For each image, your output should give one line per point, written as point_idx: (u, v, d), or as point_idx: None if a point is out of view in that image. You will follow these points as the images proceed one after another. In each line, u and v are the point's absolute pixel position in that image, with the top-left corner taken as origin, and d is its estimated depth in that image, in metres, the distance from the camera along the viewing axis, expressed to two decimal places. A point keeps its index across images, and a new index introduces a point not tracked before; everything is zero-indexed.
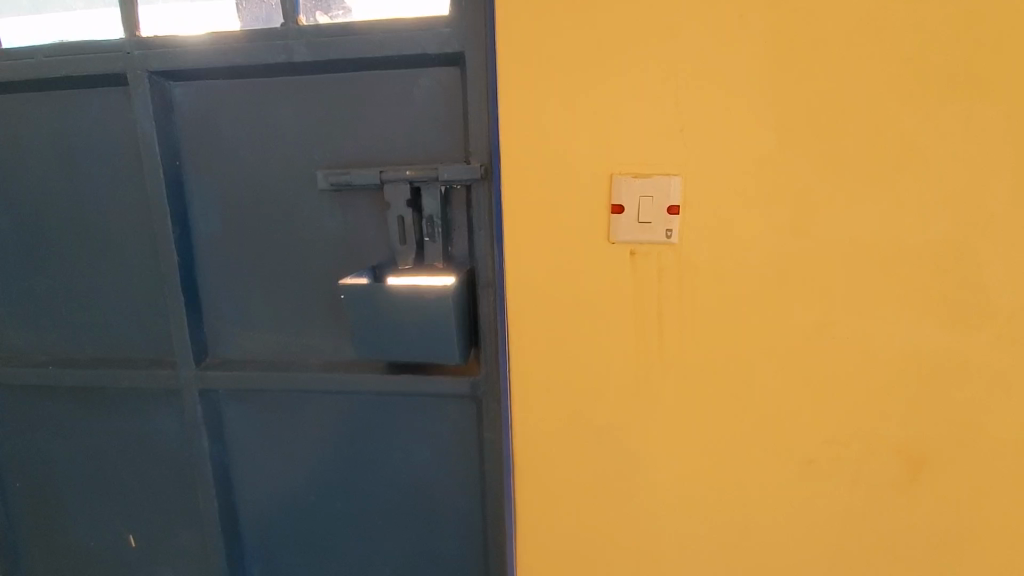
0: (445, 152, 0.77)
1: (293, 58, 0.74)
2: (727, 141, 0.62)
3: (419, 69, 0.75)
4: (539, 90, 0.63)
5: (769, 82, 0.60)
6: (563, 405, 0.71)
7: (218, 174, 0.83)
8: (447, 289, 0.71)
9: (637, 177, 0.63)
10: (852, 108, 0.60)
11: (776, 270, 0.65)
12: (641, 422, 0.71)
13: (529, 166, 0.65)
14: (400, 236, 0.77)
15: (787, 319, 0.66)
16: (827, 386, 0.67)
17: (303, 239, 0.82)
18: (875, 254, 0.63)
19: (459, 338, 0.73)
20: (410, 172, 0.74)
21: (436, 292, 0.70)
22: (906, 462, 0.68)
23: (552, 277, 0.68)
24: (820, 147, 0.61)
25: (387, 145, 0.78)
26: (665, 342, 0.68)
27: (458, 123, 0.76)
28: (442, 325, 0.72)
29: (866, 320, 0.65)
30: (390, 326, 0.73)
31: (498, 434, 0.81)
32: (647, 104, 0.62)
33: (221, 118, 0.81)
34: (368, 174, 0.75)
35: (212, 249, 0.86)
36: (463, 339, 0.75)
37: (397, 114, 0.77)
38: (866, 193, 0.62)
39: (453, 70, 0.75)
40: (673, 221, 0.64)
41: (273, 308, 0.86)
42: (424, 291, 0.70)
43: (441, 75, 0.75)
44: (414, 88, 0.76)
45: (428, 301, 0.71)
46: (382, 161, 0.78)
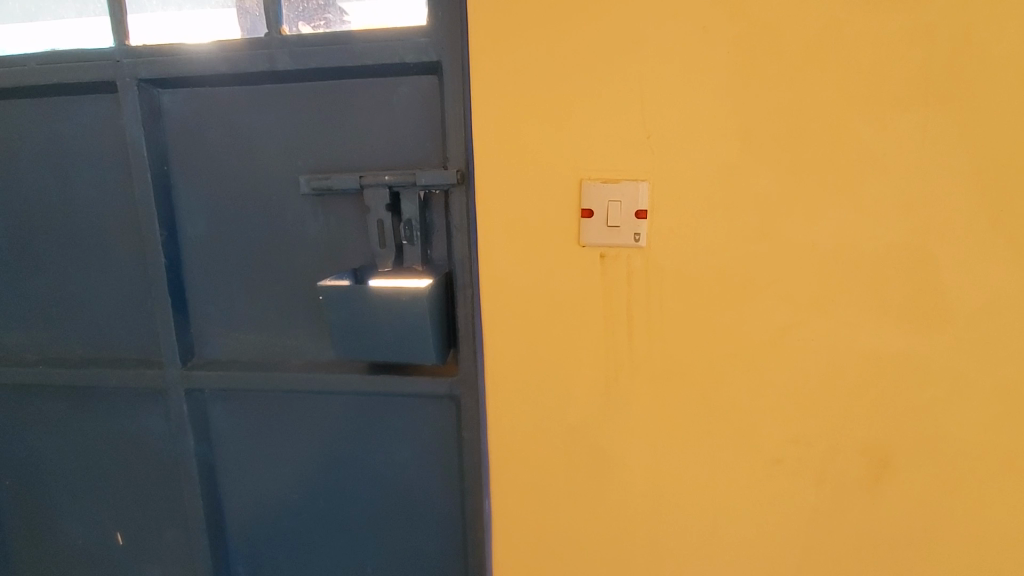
0: (424, 158, 0.79)
1: (276, 66, 0.76)
2: (692, 148, 0.64)
3: (399, 78, 0.77)
4: (511, 99, 0.65)
5: (731, 92, 0.62)
6: (537, 405, 0.73)
7: (205, 179, 0.85)
8: (423, 290, 0.72)
9: (606, 182, 0.65)
10: (811, 116, 0.62)
11: (741, 273, 0.67)
12: (613, 421, 0.73)
13: (503, 172, 0.67)
14: (380, 239, 0.78)
15: (753, 321, 0.68)
16: (793, 388, 0.69)
17: (287, 243, 0.84)
18: (836, 259, 0.65)
19: (436, 338, 0.75)
20: (388, 177, 0.77)
21: (412, 292, 0.72)
22: (871, 462, 0.70)
23: (524, 280, 0.70)
24: (781, 154, 0.63)
25: (368, 152, 0.80)
26: (635, 344, 0.70)
27: (436, 130, 0.78)
28: (418, 325, 0.74)
29: (830, 323, 0.67)
30: (368, 326, 0.74)
31: (476, 433, 0.83)
32: (614, 113, 0.64)
33: (207, 125, 0.84)
34: (348, 179, 0.78)
35: (198, 252, 0.88)
36: (439, 340, 0.76)
37: (377, 121, 0.79)
38: (827, 200, 0.64)
39: (431, 78, 0.77)
40: (641, 225, 0.66)
41: (257, 310, 0.88)
42: (399, 292, 0.72)
43: (420, 83, 0.77)
44: (393, 96, 0.78)
45: (404, 302, 0.73)
46: (363, 166, 0.81)
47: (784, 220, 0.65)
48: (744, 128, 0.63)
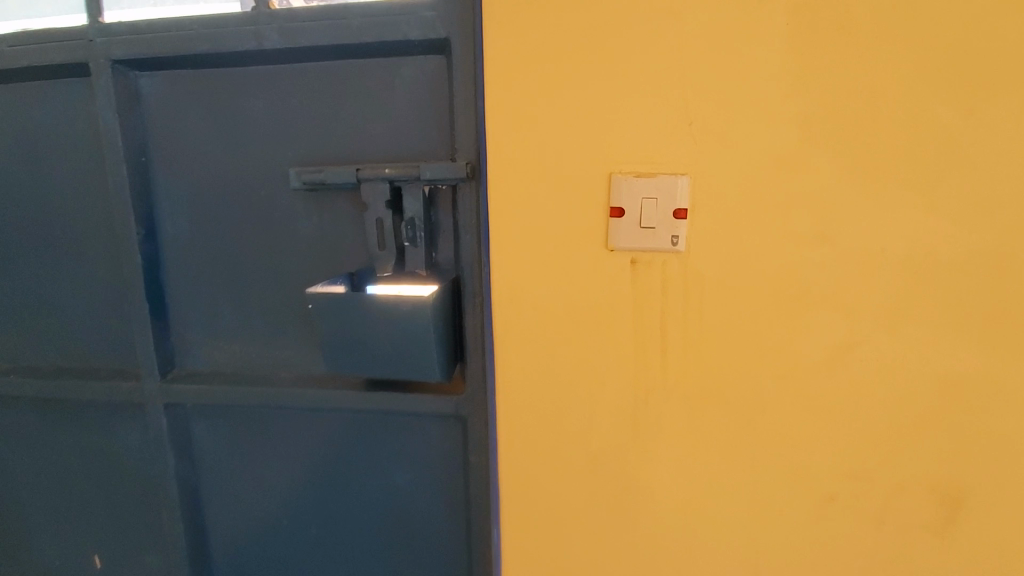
0: (429, 149, 0.70)
1: (264, 44, 0.68)
2: (740, 137, 0.55)
3: (402, 58, 0.69)
4: (530, 80, 0.56)
5: (788, 72, 0.54)
6: (555, 430, 0.65)
7: (186, 173, 0.77)
8: (426, 299, 0.63)
9: (640, 177, 0.56)
10: (884, 100, 0.53)
11: (794, 283, 0.58)
12: (642, 450, 0.64)
13: (520, 165, 0.58)
14: (379, 241, 0.70)
15: (806, 338, 0.59)
16: (851, 414, 0.60)
17: (276, 243, 0.76)
18: (906, 267, 0.56)
19: (441, 353, 0.66)
20: (389, 170, 0.68)
21: (414, 301, 0.63)
22: (940, 501, 0.61)
23: (543, 288, 0.61)
24: (845, 145, 0.54)
25: (366, 143, 0.71)
26: (669, 362, 0.61)
27: (443, 118, 0.69)
28: (420, 339, 0.65)
29: (897, 341, 0.58)
30: (364, 339, 0.66)
31: (485, 458, 0.75)
32: (650, 96, 0.55)
33: (189, 112, 0.75)
34: (343, 172, 0.69)
35: (179, 253, 0.80)
36: (445, 355, 0.68)
37: (377, 107, 0.70)
38: (899, 199, 0.55)
39: (439, 59, 0.68)
40: (679, 227, 0.57)
41: (243, 317, 0.79)
42: (399, 300, 0.63)
43: (426, 65, 0.68)
44: (396, 79, 0.69)
45: (405, 313, 0.64)
46: (360, 158, 0.72)
47: (846, 221, 0.56)
48: (802, 114, 0.54)
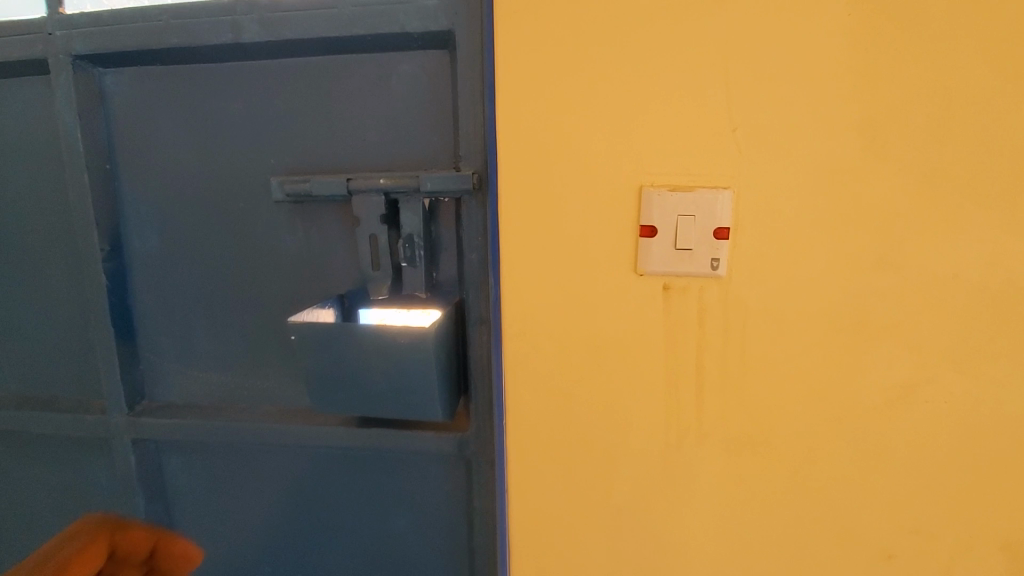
0: (429, 157, 0.63)
1: (241, 38, 0.60)
2: (790, 146, 0.48)
3: (399, 54, 0.61)
4: (550, 81, 0.49)
5: (848, 72, 0.46)
6: (573, 476, 0.57)
7: (157, 182, 0.69)
8: (427, 330, 0.55)
9: (675, 191, 0.49)
10: (961, 103, 0.46)
11: (851, 314, 0.50)
12: (675, 500, 0.56)
13: (536, 177, 0.51)
14: (372, 260, 0.62)
15: (863, 376, 0.52)
16: (912, 461, 0.53)
17: (256, 261, 0.68)
18: (983, 297, 0.49)
19: (443, 389, 0.59)
20: (384, 180, 0.60)
21: (414, 333, 0.55)
22: (1013, 560, 0.54)
23: (561, 317, 0.53)
24: (914, 157, 0.47)
25: (358, 149, 0.64)
26: (706, 402, 0.54)
27: (445, 121, 0.62)
28: (420, 376, 0.57)
29: (967, 378, 0.51)
30: (356, 375, 0.58)
31: (490, 501, 0.67)
32: (688, 99, 0.48)
33: (160, 114, 0.67)
34: (331, 183, 0.61)
35: (149, 271, 0.71)
36: (448, 391, 0.60)
37: (370, 109, 0.62)
38: (976, 219, 0.48)
39: (441, 55, 0.60)
40: (720, 248, 0.50)
41: (219, 343, 0.71)
42: (397, 331, 0.55)
43: (426, 61, 0.61)
44: (392, 78, 0.62)
45: (403, 346, 0.56)
46: (352, 167, 0.64)
47: (911, 242, 0.49)
48: (863, 119, 0.47)
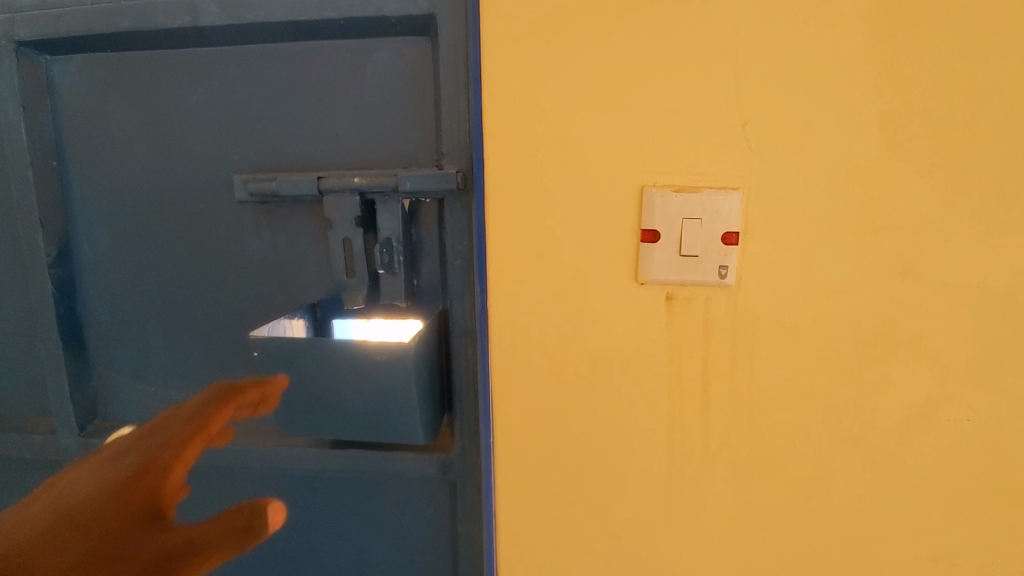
0: (409, 153, 0.57)
1: (200, 22, 0.55)
2: (805, 142, 0.44)
3: (375, 41, 0.56)
4: (541, 70, 0.44)
5: (868, 62, 0.42)
6: (566, 503, 0.52)
7: (109, 179, 0.63)
8: (406, 346, 0.50)
9: (680, 192, 0.45)
10: (992, 95, 0.42)
11: (869, 326, 0.46)
12: (678, 528, 0.52)
13: (526, 176, 0.46)
14: (347, 267, 0.57)
15: (881, 392, 0.48)
16: (933, 484, 0.49)
17: (219, 268, 0.62)
18: (1012, 307, 0.45)
19: (424, 410, 0.54)
20: (358, 179, 0.55)
21: (391, 350, 0.50)
22: None
23: (554, 330, 0.49)
24: (939, 155, 0.43)
25: (331, 145, 0.58)
26: (712, 422, 0.49)
27: (426, 115, 0.56)
28: (399, 395, 0.52)
29: (995, 396, 0.47)
30: (327, 395, 0.53)
31: (476, 525, 0.62)
32: (693, 91, 0.44)
33: (112, 105, 0.61)
34: (300, 182, 0.56)
35: (102, 278, 0.65)
36: (429, 411, 0.55)
37: (343, 100, 0.57)
38: (1006, 223, 0.44)
39: (422, 42, 0.55)
40: (729, 255, 0.46)
41: (179, 356, 0.65)
42: (372, 347, 0.50)
43: (405, 49, 0.55)
44: (367, 67, 0.56)
45: (379, 364, 0.51)
46: (324, 163, 0.59)
47: (935, 248, 0.45)
48: (884, 113, 0.43)
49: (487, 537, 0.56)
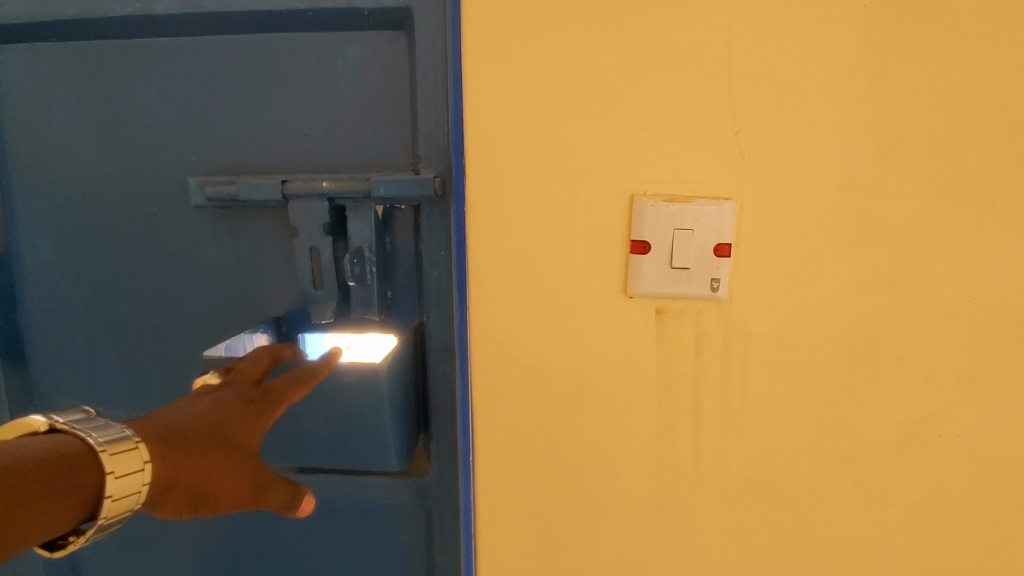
0: (383, 157, 0.54)
1: (153, 9, 0.51)
2: (799, 150, 0.42)
3: (346, 34, 0.52)
4: (524, 70, 0.42)
5: (863, 68, 0.41)
6: (549, 529, 0.49)
7: (51, 181, 0.58)
8: (379, 366, 0.47)
9: (671, 202, 0.43)
10: (985, 107, 0.41)
11: (861, 342, 0.45)
12: (665, 551, 0.49)
13: (507, 183, 0.43)
14: (313, 277, 0.53)
15: (872, 409, 0.46)
16: (923, 501, 0.48)
17: (176, 280, 0.58)
18: (1001, 321, 0.44)
19: (399, 434, 0.50)
20: (326, 183, 0.51)
21: (364, 370, 0.47)
22: None
23: (537, 346, 0.46)
24: (934, 166, 0.42)
25: (298, 146, 0.54)
26: (701, 441, 0.47)
27: (402, 116, 0.53)
28: (372, 418, 0.48)
29: (983, 411, 0.46)
30: (294, 418, 0.49)
31: (453, 544, 0.59)
32: (685, 95, 0.42)
33: (55, 101, 0.56)
34: (262, 186, 0.52)
35: (44, 289, 0.60)
36: (404, 435, 0.52)
37: (312, 98, 0.53)
38: (997, 235, 0.43)
39: (396, 38, 0.52)
40: (721, 268, 0.43)
41: (130, 375, 0.60)
42: (342, 369, 0.47)
43: (378, 44, 0.52)
44: (338, 62, 0.53)
45: (349, 385, 0.47)
46: (290, 166, 0.55)
47: (929, 262, 0.43)
48: (879, 123, 0.41)
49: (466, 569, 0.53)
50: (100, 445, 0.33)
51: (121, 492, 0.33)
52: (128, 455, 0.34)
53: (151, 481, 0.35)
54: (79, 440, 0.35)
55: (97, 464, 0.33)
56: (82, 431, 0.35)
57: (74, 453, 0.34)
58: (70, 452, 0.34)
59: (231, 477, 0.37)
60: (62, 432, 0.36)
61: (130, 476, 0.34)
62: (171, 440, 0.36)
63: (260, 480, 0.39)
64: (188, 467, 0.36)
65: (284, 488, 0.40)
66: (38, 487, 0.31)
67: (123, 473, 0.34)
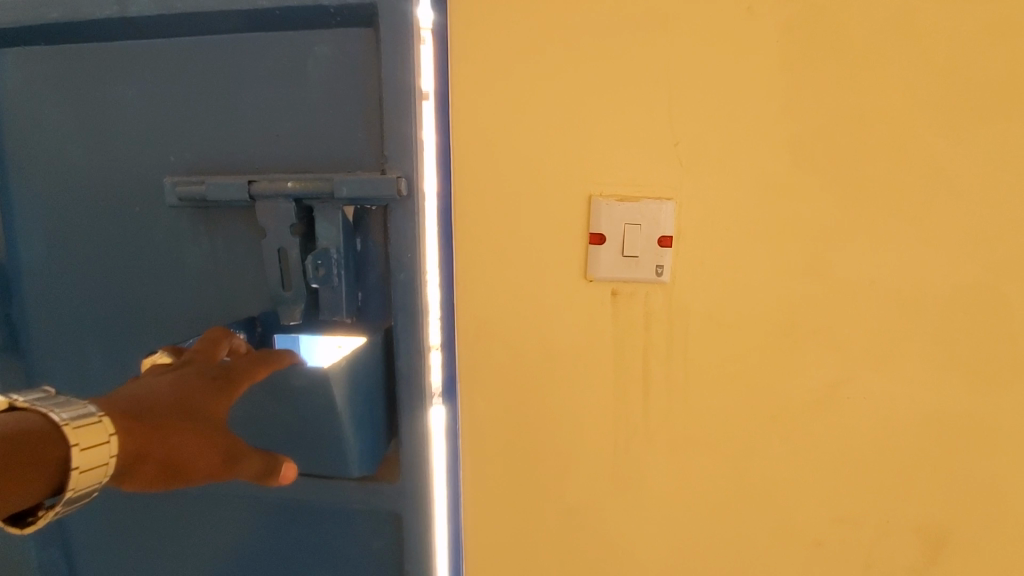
0: (353, 155, 0.58)
1: (128, 11, 0.58)
2: (726, 158, 0.51)
3: (317, 34, 0.57)
4: (498, 93, 0.51)
5: (778, 91, 0.49)
6: (520, 479, 0.58)
7: (54, 169, 0.64)
8: (327, 372, 0.51)
9: (622, 201, 0.51)
10: (876, 121, 0.49)
11: (782, 317, 0.53)
12: (621, 498, 0.58)
13: (482, 182, 0.53)
14: (282, 280, 0.58)
15: (794, 374, 0.54)
16: (839, 456, 0.56)
17: (160, 265, 0.64)
18: (895, 300, 0.52)
19: (353, 431, 0.55)
20: (291, 184, 0.56)
21: (315, 374, 0.51)
22: (922, 544, 0.57)
23: (511, 321, 0.55)
24: (838, 171, 0.51)
25: (268, 142, 0.60)
26: (651, 404, 0.56)
27: (373, 116, 0.57)
28: (327, 416, 0.54)
29: (884, 377, 0.54)
30: (267, 410, 0.55)
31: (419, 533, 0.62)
32: (633, 112, 0.50)
33: (55, 100, 0.63)
34: (233, 186, 0.58)
35: (48, 271, 0.67)
36: (363, 430, 0.57)
37: (286, 98, 0.58)
38: (890, 229, 0.51)
39: (365, 36, 0.56)
40: (664, 256, 0.52)
41: (120, 351, 0.67)
42: (294, 371, 0.52)
43: (345, 42, 0.57)
44: (309, 61, 0.57)
45: (302, 387, 0.52)
46: (269, 164, 0.60)
47: (835, 251, 0.52)
48: (792, 136, 0.50)
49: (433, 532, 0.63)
50: (65, 420, 0.38)
51: (88, 462, 0.39)
52: (93, 429, 0.40)
53: (117, 454, 0.41)
54: (42, 417, 0.40)
55: (64, 438, 0.39)
56: (45, 409, 0.41)
57: (38, 430, 0.39)
58: (36, 428, 0.39)
59: (200, 447, 0.44)
60: (24, 411, 0.41)
61: (96, 447, 0.39)
62: (139, 414, 0.42)
63: (229, 451, 0.45)
64: (157, 440, 0.42)
65: (258, 459, 0.46)
66: (10, 459, 0.36)
67: (88, 445, 0.39)
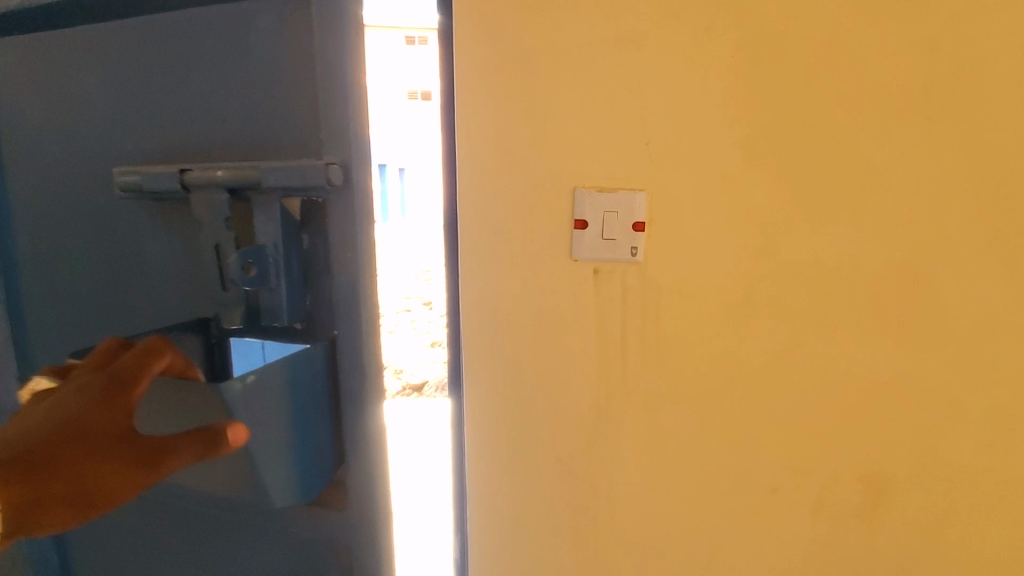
0: (298, 136, 0.69)
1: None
2: (690, 156, 0.60)
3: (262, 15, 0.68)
4: (495, 100, 0.60)
5: (733, 98, 0.58)
6: (513, 433, 0.68)
7: (75, 137, 0.79)
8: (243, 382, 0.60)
9: (602, 192, 0.61)
10: (818, 123, 0.58)
11: (739, 291, 0.63)
12: (604, 448, 0.67)
13: (480, 177, 0.62)
14: (223, 282, 0.71)
15: (750, 340, 0.64)
16: (791, 412, 0.65)
17: (151, 228, 0.78)
18: (837, 276, 0.61)
19: (278, 428, 0.65)
20: (219, 172, 0.67)
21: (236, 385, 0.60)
22: (867, 489, 0.66)
23: (507, 295, 0.65)
24: (786, 166, 0.60)
25: (229, 124, 0.72)
26: (629, 366, 0.65)
27: (311, 101, 0.68)
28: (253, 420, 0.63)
29: (829, 344, 0.63)
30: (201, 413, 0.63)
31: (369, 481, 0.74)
32: (610, 117, 0.60)
33: (73, 83, 0.77)
34: (171, 179, 0.69)
35: (73, 224, 0.82)
36: (289, 425, 0.67)
37: (244, 86, 0.70)
38: (832, 215, 0.60)
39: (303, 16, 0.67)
40: (638, 239, 0.61)
41: (131, 295, 0.81)
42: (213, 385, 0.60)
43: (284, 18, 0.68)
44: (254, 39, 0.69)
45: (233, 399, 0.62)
46: (237, 146, 0.72)
47: (786, 234, 0.61)
48: (747, 136, 0.59)
49: (376, 508, 0.74)
50: None
51: None
52: None
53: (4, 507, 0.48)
54: None
55: None
56: None
57: None
58: None
59: (107, 466, 0.51)
60: None
61: None
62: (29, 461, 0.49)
63: (147, 454, 0.53)
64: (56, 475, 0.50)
65: (190, 444, 0.54)
66: None
67: None
